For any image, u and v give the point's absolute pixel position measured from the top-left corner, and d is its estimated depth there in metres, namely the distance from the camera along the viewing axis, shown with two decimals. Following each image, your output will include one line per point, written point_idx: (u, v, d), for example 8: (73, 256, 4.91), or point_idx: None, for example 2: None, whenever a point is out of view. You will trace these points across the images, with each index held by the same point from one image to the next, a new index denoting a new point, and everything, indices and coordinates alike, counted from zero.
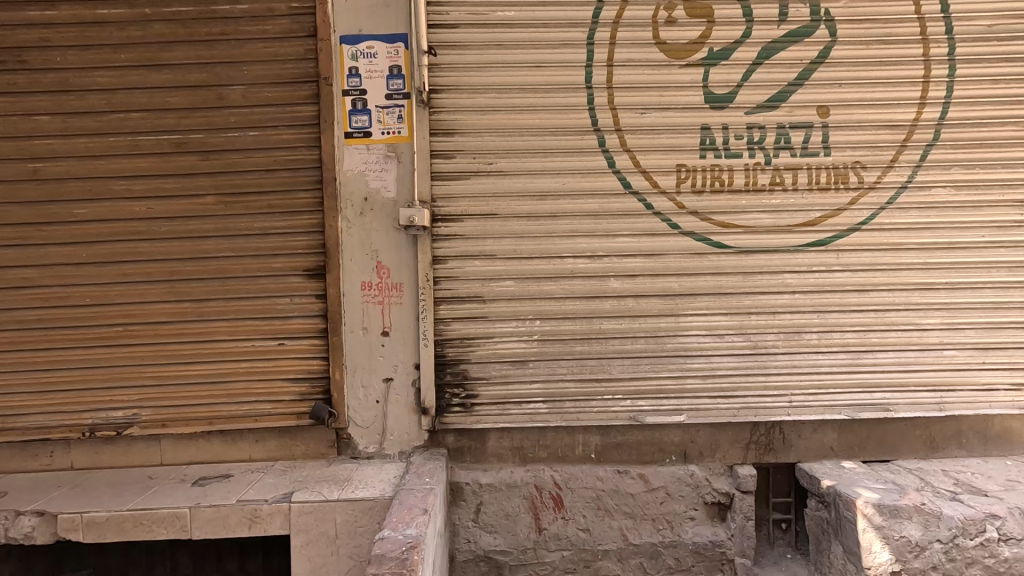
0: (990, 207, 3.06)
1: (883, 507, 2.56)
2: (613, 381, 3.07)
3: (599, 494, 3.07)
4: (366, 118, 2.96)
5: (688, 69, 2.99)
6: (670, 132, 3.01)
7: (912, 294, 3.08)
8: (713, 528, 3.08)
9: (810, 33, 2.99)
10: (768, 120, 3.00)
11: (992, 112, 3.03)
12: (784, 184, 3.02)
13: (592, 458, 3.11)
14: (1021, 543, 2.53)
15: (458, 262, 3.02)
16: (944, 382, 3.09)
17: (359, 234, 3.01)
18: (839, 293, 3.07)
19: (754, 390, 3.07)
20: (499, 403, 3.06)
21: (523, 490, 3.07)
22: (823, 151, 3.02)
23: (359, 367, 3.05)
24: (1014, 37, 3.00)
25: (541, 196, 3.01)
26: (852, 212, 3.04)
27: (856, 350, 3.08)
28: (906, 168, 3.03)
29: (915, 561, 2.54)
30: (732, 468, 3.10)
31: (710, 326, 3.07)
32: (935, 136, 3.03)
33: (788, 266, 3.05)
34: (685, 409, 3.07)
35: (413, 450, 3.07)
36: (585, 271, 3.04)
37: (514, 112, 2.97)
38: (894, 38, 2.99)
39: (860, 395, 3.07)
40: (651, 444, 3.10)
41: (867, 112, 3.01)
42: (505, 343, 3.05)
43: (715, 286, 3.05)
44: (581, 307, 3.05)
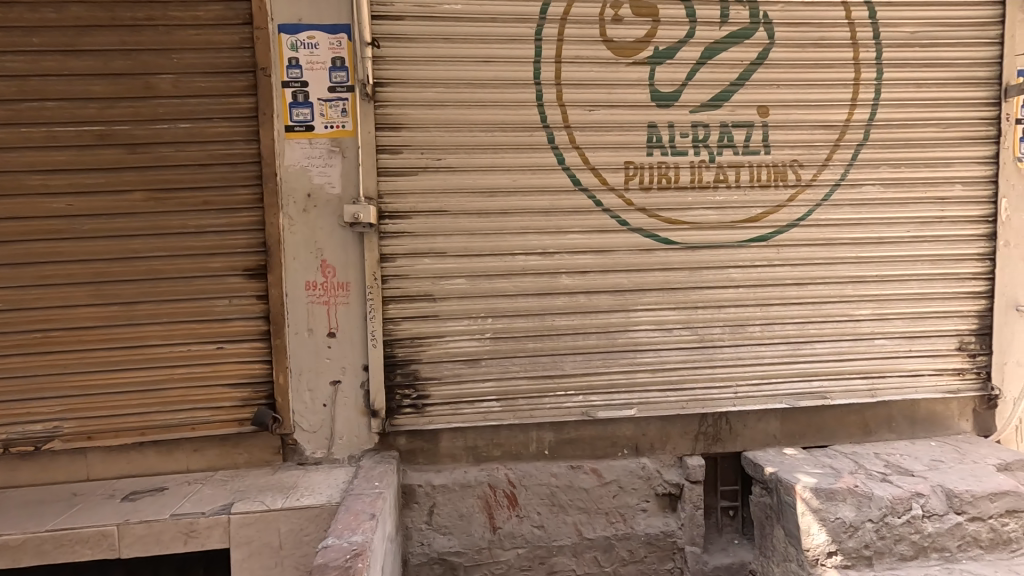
0: (915, 204, 3.25)
1: (820, 491, 2.68)
2: (565, 377, 3.08)
3: (553, 490, 3.08)
4: (307, 111, 2.85)
5: (634, 67, 3.02)
6: (618, 130, 3.04)
7: (846, 287, 3.23)
8: (664, 518, 3.15)
9: (750, 35, 3.08)
10: (711, 119, 3.08)
11: (916, 114, 3.21)
12: (727, 181, 3.11)
13: (546, 455, 3.11)
14: (942, 518, 2.69)
15: (407, 260, 2.95)
16: (876, 370, 3.26)
17: (302, 232, 2.90)
18: (779, 287, 3.19)
19: (702, 382, 3.15)
20: (451, 403, 3.02)
21: (477, 489, 3.04)
22: (764, 149, 3.12)
23: (305, 370, 2.95)
24: (935, 44, 3.19)
25: (491, 192, 2.98)
26: (791, 209, 3.15)
27: (796, 342, 3.21)
28: (839, 166, 3.18)
29: (850, 541, 2.65)
30: (681, 459, 3.17)
31: (659, 320, 3.13)
32: (865, 137, 3.18)
33: (732, 261, 3.14)
34: (635, 403, 3.11)
35: (363, 453, 2.99)
36: (536, 267, 3.03)
37: (463, 107, 2.93)
38: (827, 42, 3.12)
39: (799, 384, 3.21)
40: (604, 438, 3.13)
41: (804, 113, 3.14)
42: (456, 342, 3.01)
43: (664, 282, 3.11)
44: (532, 304, 3.04)
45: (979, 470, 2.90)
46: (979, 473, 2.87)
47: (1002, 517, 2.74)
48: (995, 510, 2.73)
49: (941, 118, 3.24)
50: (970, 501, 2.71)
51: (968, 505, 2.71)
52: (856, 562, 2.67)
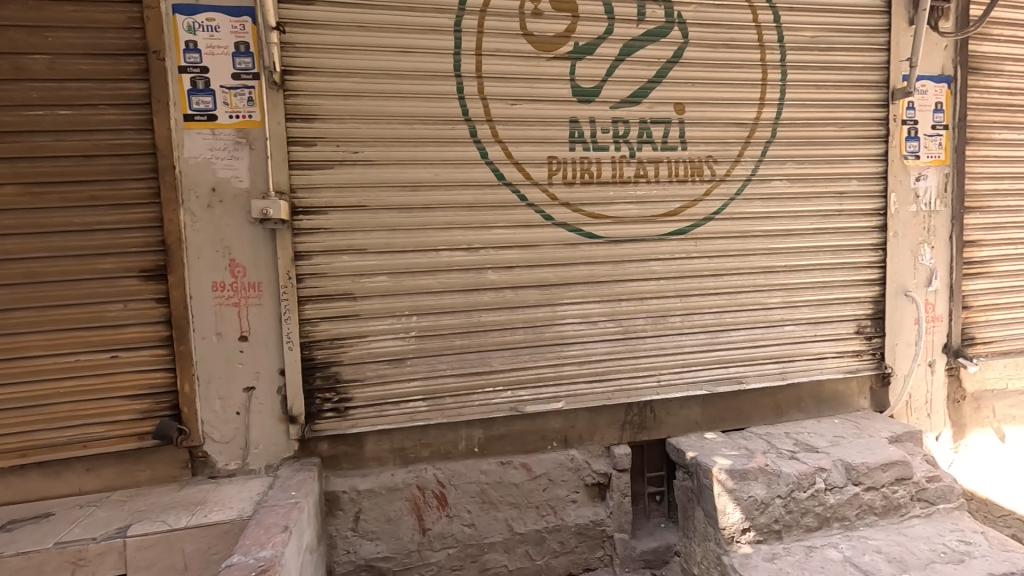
0: (818, 198, 3.47)
1: (734, 472, 2.83)
2: (493, 373, 3.06)
3: (484, 487, 3.06)
4: (209, 99, 2.65)
5: (555, 62, 3.03)
6: (541, 124, 3.04)
7: (758, 277, 3.41)
8: (593, 508, 3.21)
9: (666, 34, 3.16)
10: (631, 115, 3.14)
11: (817, 114, 3.43)
12: (647, 176, 3.18)
13: (476, 452, 3.09)
14: (842, 490, 2.90)
15: (324, 257, 2.82)
16: (786, 354, 3.47)
17: (207, 229, 2.70)
18: (698, 279, 3.31)
19: (627, 373, 3.23)
20: (375, 405, 2.92)
21: (406, 492, 2.97)
22: (681, 145, 3.22)
23: (214, 377, 2.76)
24: (832, 49, 3.42)
25: (412, 186, 2.90)
26: (707, 203, 3.28)
27: (713, 330, 3.35)
28: (750, 162, 3.33)
29: (762, 517, 2.80)
30: (609, 448, 3.24)
31: (585, 314, 3.17)
32: (772, 135, 3.36)
33: (653, 254, 3.23)
34: (563, 395, 3.14)
35: (281, 462, 2.85)
36: (462, 263, 2.98)
37: (380, 98, 2.82)
38: (737, 44, 3.27)
39: (717, 370, 3.36)
40: (533, 432, 3.14)
41: (717, 111, 3.26)
42: (380, 342, 2.91)
43: (589, 275, 3.15)
44: (458, 301, 2.99)
45: (874, 443, 3.15)
46: (874, 447, 3.12)
47: (893, 485, 2.98)
48: (888, 479, 2.97)
49: (839, 118, 3.47)
50: (866, 472, 2.94)
51: (864, 476, 2.93)
52: (768, 536, 2.82)
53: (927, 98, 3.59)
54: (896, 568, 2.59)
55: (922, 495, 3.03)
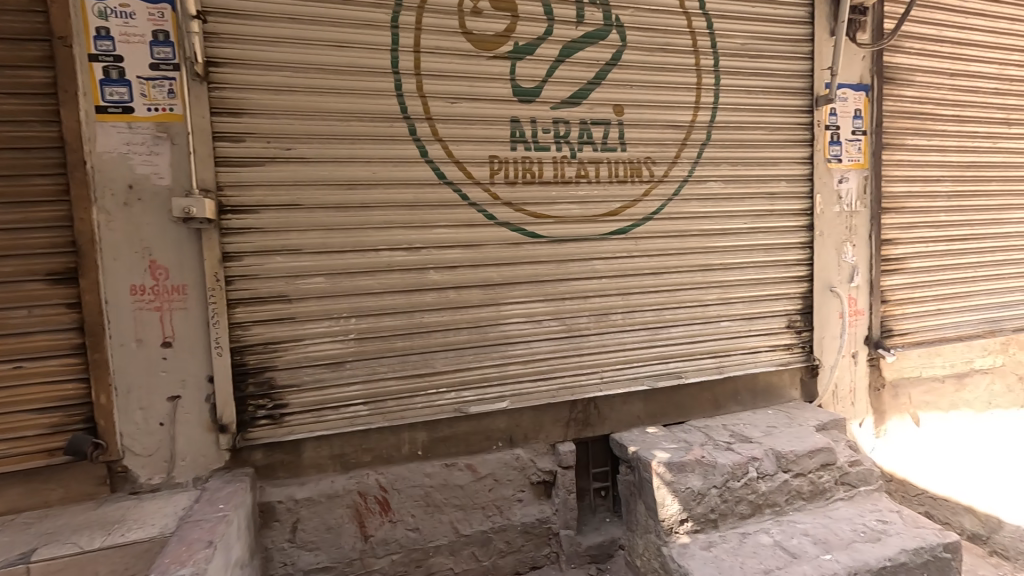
0: (750, 199, 3.63)
1: (672, 465, 2.92)
2: (436, 375, 3.02)
3: (428, 490, 3.02)
4: (124, 90, 2.48)
5: (495, 61, 3.03)
6: (482, 123, 3.03)
7: (696, 275, 3.52)
8: (539, 506, 3.23)
9: (604, 37, 3.22)
10: (571, 116, 3.17)
11: (748, 118, 3.58)
12: (588, 176, 3.23)
13: (420, 455, 3.04)
14: (773, 478, 3.04)
15: (256, 258, 2.70)
16: (722, 349, 3.61)
17: (125, 228, 2.53)
18: (639, 277, 3.39)
19: (570, 371, 3.26)
20: (313, 410, 2.83)
21: (347, 499, 2.89)
22: (621, 146, 3.29)
23: (134, 386, 2.59)
24: (762, 56, 3.58)
25: (349, 185, 2.82)
26: (646, 203, 3.36)
27: (654, 326, 3.44)
28: (687, 164, 3.44)
29: (698, 507, 2.89)
30: (554, 446, 3.27)
31: (528, 313, 3.18)
32: (707, 137, 3.48)
33: (595, 253, 3.28)
34: (507, 395, 3.14)
35: (211, 474, 2.71)
36: (402, 263, 2.93)
37: (314, 94, 2.73)
38: (672, 49, 3.36)
39: (658, 366, 3.45)
40: (478, 433, 3.13)
41: (655, 113, 3.35)
42: (317, 345, 2.82)
43: (532, 275, 3.16)
44: (399, 302, 2.93)
45: (803, 432, 3.32)
46: (802, 435, 3.29)
47: (819, 471, 3.14)
48: (814, 466, 3.13)
49: (768, 123, 3.64)
50: (794, 460, 3.09)
51: (792, 463, 3.08)
52: (705, 525, 2.92)
53: (848, 105, 3.82)
54: (821, 549, 2.73)
55: (845, 479, 3.21)
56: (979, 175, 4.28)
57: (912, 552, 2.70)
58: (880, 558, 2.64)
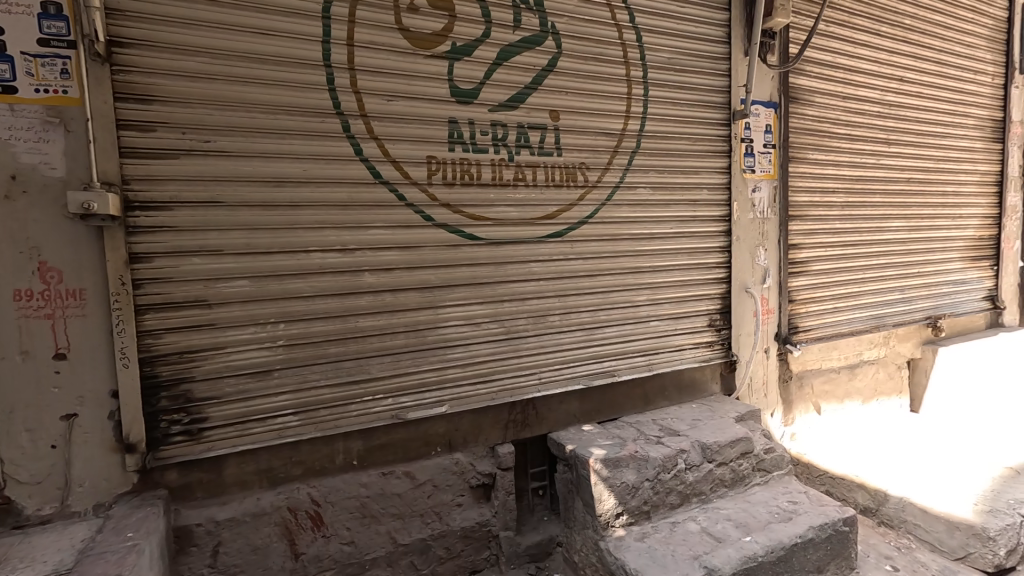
0: (676, 205, 3.83)
1: (608, 461, 3.02)
2: (372, 381, 2.91)
3: (364, 501, 2.90)
4: (4, 67, 2.17)
5: (432, 60, 2.98)
6: (419, 123, 2.96)
7: (628, 277, 3.67)
8: (479, 509, 3.22)
9: (540, 42, 3.27)
10: (509, 119, 3.19)
11: (673, 129, 3.78)
12: (526, 179, 3.26)
13: (355, 465, 2.92)
14: (699, 468, 3.23)
15: (169, 260, 2.47)
16: (651, 347, 3.79)
17: (6, 225, 2.22)
18: (575, 279, 3.47)
19: (509, 373, 3.27)
20: (236, 424, 2.63)
21: (275, 516, 2.72)
22: (556, 150, 3.35)
23: (20, 405, 2.28)
24: (685, 71, 3.81)
25: (277, 181, 2.65)
26: (581, 207, 3.45)
27: (589, 327, 3.54)
28: (618, 170, 3.57)
29: (633, 500, 3.01)
30: (492, 448, 3.27)
31: (467, 315, 3.14)
32: (637, 146, 3.64)
33: (533, 255, 3.31)
34: (446, 399, 3.09)
35: (116, 499, 2.44)
36: (336, 265, 2.79)
37: (237, 83, 2.54)
38: (605, 59, 3.49)
39: (593, 365, 3.55)
40: (415, 439, 3.06)
41: (589, 120, 3.45)
42: (241, 353, 2.62)
43: (470, 277, 3.13)
44: (331, 305, 2.80)
45: (723, 423, 3.57)
46: (724, 426, 3.52)
47: (739, 459, 3.38)
48: (735, 454, 3.36)
49: (692, 134, 3.87)
50: (717, 450, 3.30)
51: (716, 453, 3.29)
52: (639, 517, 3.04)
53: (760, 121, 4.15)
54: (742, 532, 2.94)
55: (761, 465, 3.48)
56: (867, 188, 4.81)
57: (818, 528, 2.98)
58: (792, 535, 2.89)
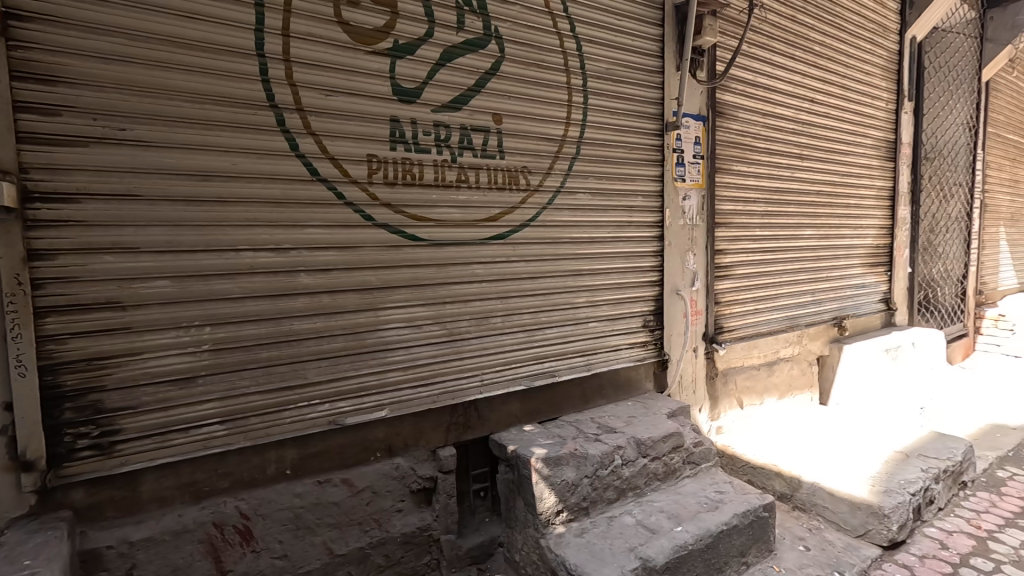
0: (613, 211, 3.98)
1: (549, 459, 3.08)
2: (307, 387, 2.79)
3: (298, 512, 2.78)
4: None
5: (373, 57, 2.91)
6: (359, 120, 2.88)
7: (568, 279, 3.76)
8: (419, 514, 3.18)
9: (484, 45, 3.29)
10: (452, 120, 3.18)
11: (611, 137, 3.93)
12: (468, 181, 3.26)
13: (288, 474, 2.79)
14: (634, 462, 3.36)
15: (77, 258, 2.25)
16: (589, 348, 3.91)
17: None
18: (516, 281, 3.51)
19: (451, 375, 3.25)
20: (155, 436, 2.43)
21: (199, 533, 2.54)
22: (499, 154, 3.38)
23: None
24: (622, 82, 3.96)
25: (203, 175, 2.48)
26: (522, 210, 3.50)
27: (531, 328, 3.59)
28: (559, 175, 3.65)
29: (572, 497, 3.09)
30: (434, 452, 3.23)
31: (408, 317, 3.09)
32: (577, 152, 3.74)
33: (475, 257, 3.32)
34: (386, 404, 3.03)
35: (9, 523, 2.19)
36: (269, 265, 2.66)
37: (158, 68, 2.36)
38: (547, 65, 3.56)
39: (534, 366, 3.61)
40: (354, 445, 2.97)
41: (531, 124, 3.51)
42: (161, 359, 2.43)
43: (412, 278, 3.09)
44: (263, 307, 2.66)
45: (657, 419, 3.74)
46: (657, 422, 3.69)
47: (671, 453, 3.56)
48: (667, 449, 3.54)
49: (628, 142, 4.04)
50: (652, 445, 3.46)
51: (650, 448, 3.44)
52: (578, 513, 3.12)
53: (690, 132, 4.39)
54: (674, 522, 3.09)
55: (691, 458, 3.67)
56: (783, 199, 5.22)
57: (741, 515, 3.21)
58: (718, 523, 3.09)
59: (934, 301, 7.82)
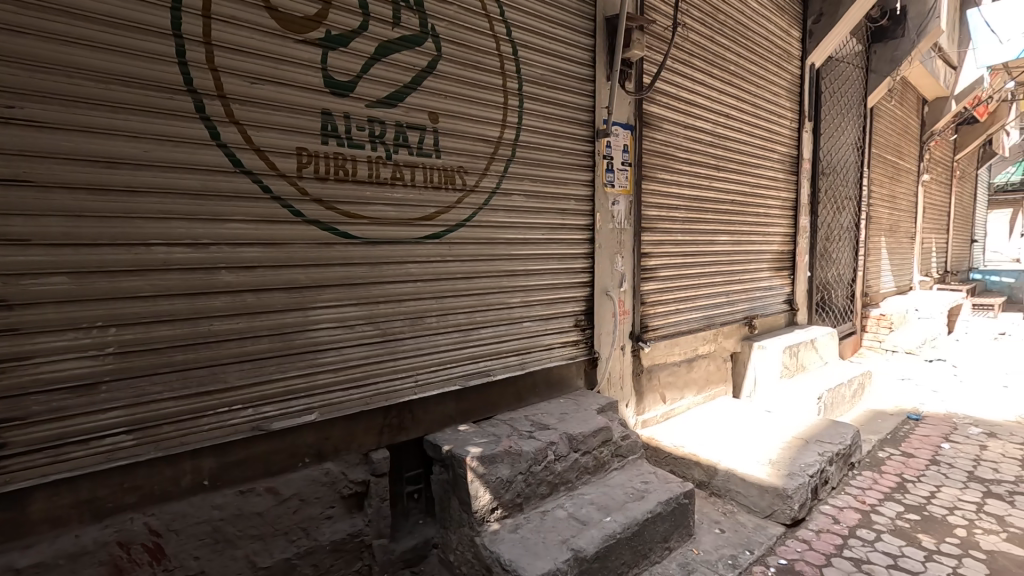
0: (547, 213, 4.08)
1: (484, 458, 3.10)
2: (228, 391, 2.63)
3: (217, 525, 2.61)
4: None
5: (304, 46, 2.80)
6: (288, 111, 2.76)
7: (503, 280, 3.81)
8: (350, 520, 3.08)
9: (420, 43, 3.26)
10: (387, 116, 3.12)
11: (545, 141, 4.03)
12: (404, 179, 3.21)
13: (206, 485, 2.61)
14: (566, 457, 3.47)
15: None
16: (523, 347, 3.98)
17: None
18: (452, 281, 3.50)
19: (384, 376, 3.19)
20: (48, 449, 2.19)
21: (101, 554, 2.32)
22: (435, 153, 3.36)
23: None
24: (555, 88, 4.08)
25: (109, 162, 2.27)
26: (458, 209, 3.50)
27: (466, 328, 3.60)
28: (495, 176, 3.70)
29: (507, 494, 3.13)
30: (366, 455, 3.15)
31: (340, 317, 3.00)
32: (512, 154, 3.80)
33: (411, 256, 3.28)
34: (315, 407, 2.91)
35: None
36: (186, 261, 2.48)
37: (56, 41, 2.13)
38: (483, 67, 3.59)
39: (469, 366, 3.62)
40: (280, 451, 2.83)
41: (467, 125, 3.52)
42: (57, 364, 2.20)
43: (344, 277, 2.99)
44: (178, 307, 2.47)
45: (587, 415, 3.88)
46: (587, 418, 3.82)
47: (600, 447, 3.71)
48: (597, 443, 3.68)
49: (561, 147, 4.16)
50: (583, 440, 3.58)
51: (581, 443, 3.57)
52: (512, 510, 3.17)
53: (619, 141, 4.60)
54: (603, 513, 3.23)
55: (619, 451, 3.84)
56: (701, 206, 5.60)
57: (664, 503, 3.41)
58: (643, 512, 3.27)
59: (828, 303, 8.69)
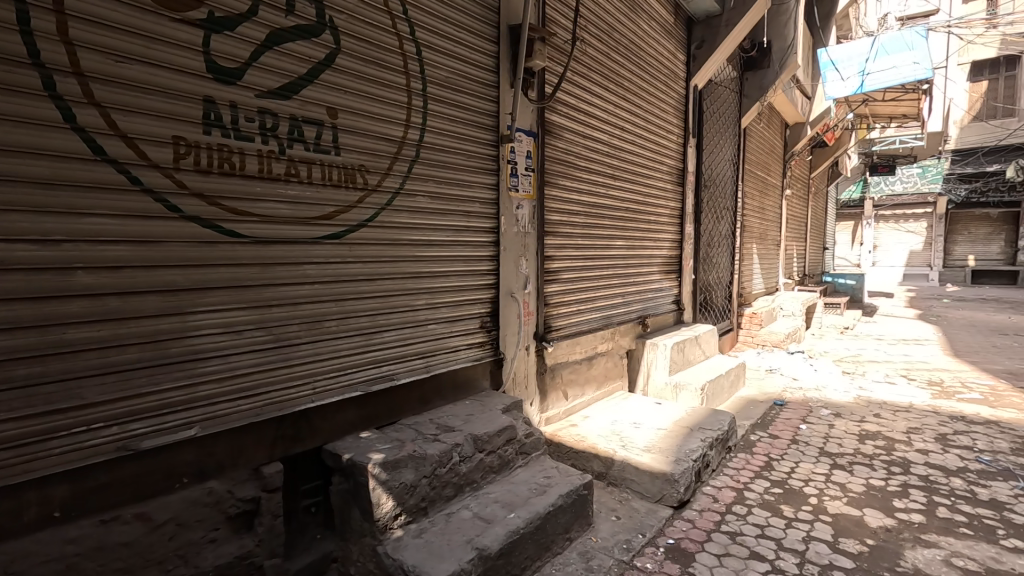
0: (452, 215, 4.09)
1: (387, 463, 3.02)
2: (87, 408, 2.31)
3: (71, 562, 2.28)
4: None
5: (182, 25, 2.55)
6: (163, 95, 2.50)
7: (407, 281, 3.75)
8: (237, 542, 2.84)
9: (317, 34, 3.11)
10: (279, 108, 2.94)
11: (449, 144, 4.04)
12: (299, 175, 3.04)
13: (56, 517, 2.28)
14: (471, 458, 3.49)
15: None
16: (428, 349, 3.94)
17: None
18: (353, 283, 3.37)
19: (276, 384, 2.99)
20: None
21: None
22: (333, 149, 3.22)
23: None
24: (460, 91, 4.11)
25: None
26: (359, 209, 3.39)
27: (368, 331, 3.49)
28: (398, 177, 3.63)
29: (410, 499, 3.08)
30: (255, 470, 2.94)
31: (225, 322, 2.76)
32: (416, 155, 3.76)
33: (307, 256, 3.11)
34: (196, 421, 2.66)
35: None
36: (31, 260, 2.15)
37: None
38: (386, 65, 3.52)
39: (370, 370, 3.51)
40: (153, 472, 2.55)
41: (369, 122, 3.42)
42: None
43: (230, 278, 2.76)
44: (20, 313, 2.13)
45: (492, 415, 3.92)
46: (492, 417, 3.88)
47: (504, 446, 3.77)
48: (501, 442, 3.74)
49: (466, 151, 4.19)
50: (488, 440, 3.62)
51: (486, 443, 3.61)
52: (416, 515, 3.12)
53: (523, 146, 4.74)
54: (507, 510, 3.30)
55: (523, 448, 3.94)
56: (599, 213, 5.93)
57: (564, 495, 3.56)
58: (545, 505, 3.39)
59: (709, 303, 9.61)
